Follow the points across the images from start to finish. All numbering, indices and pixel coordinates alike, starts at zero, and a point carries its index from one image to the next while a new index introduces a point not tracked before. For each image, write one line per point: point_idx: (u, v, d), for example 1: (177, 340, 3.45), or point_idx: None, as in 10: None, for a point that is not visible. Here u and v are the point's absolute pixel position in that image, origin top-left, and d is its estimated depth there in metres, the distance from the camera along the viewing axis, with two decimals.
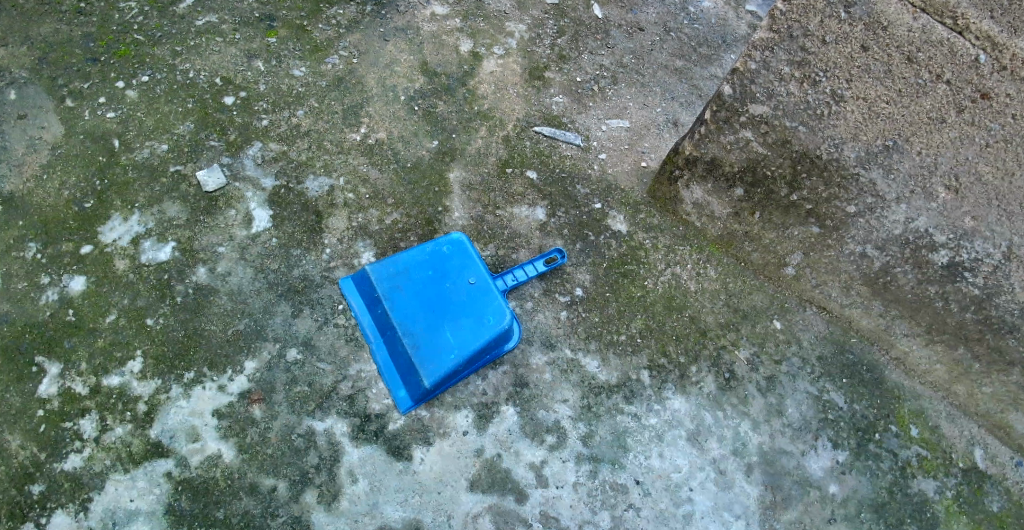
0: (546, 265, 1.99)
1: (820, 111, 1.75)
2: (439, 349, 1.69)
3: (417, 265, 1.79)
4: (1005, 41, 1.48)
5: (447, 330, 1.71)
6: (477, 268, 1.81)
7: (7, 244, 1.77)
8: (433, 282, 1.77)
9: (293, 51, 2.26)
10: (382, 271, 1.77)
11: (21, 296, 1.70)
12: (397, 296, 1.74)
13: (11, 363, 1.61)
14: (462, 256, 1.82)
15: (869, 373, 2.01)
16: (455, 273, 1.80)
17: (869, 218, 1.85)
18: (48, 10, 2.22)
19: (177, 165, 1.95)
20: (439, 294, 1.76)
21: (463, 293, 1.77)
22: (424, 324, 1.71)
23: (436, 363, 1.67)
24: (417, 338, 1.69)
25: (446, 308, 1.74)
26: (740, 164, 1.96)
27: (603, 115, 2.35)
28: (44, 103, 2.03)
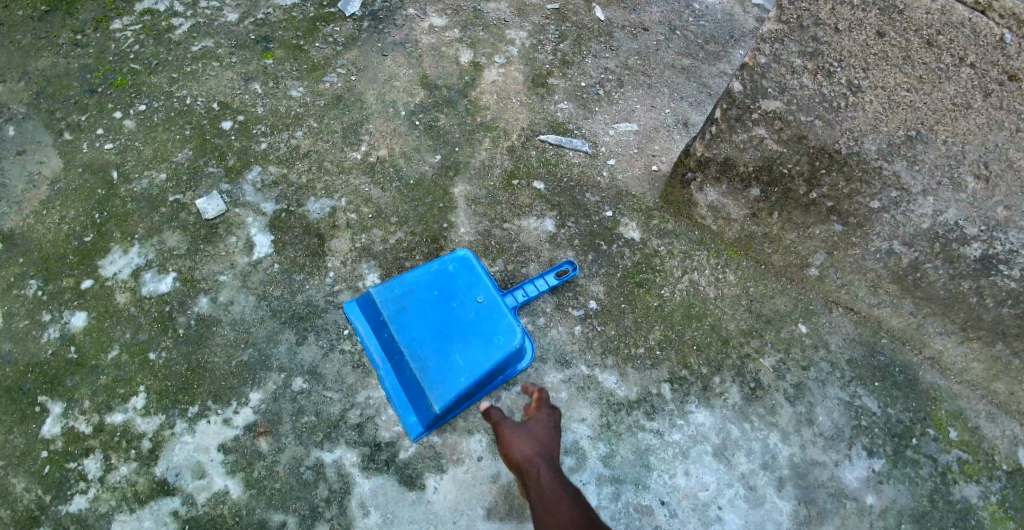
0: (558, 278, 1.93)
1: (837, 104, 1.66)
2: (447, 372, 1.62)
3: (423, 284, 1.73)
4: None
5: (456, 351, 1.65)
6: (485, 285, 1.75)
7: (8, 282, 1.75)
8: (439, 302, 1.71)
9: (290, 72, 2.23)
10: (386, 293, 1.71)
11: (22, 334, 1.67)
12: (403, 317, 1.68)
13: (14, 403, 1.58)
14: (468, 273, 1.76)
15: (902, 375, 1.92)
16: (462, 291, 1.73)
17: (895, 213, 1.76)
18: (45, 44, 2.22)
19: (176, 194, 1.92)
20: (445, 314, 1.70)
21: (471, 312, 1.71)
22: (432, 346, 1.65)
23: (446, 387, 1.60)
24: (424, 361, 1.63)
25: (454, 328, 1.68)
26: (755, 164, 1.88)
27: (610, 120, 2.29)
28: (43, 138, 2.02)
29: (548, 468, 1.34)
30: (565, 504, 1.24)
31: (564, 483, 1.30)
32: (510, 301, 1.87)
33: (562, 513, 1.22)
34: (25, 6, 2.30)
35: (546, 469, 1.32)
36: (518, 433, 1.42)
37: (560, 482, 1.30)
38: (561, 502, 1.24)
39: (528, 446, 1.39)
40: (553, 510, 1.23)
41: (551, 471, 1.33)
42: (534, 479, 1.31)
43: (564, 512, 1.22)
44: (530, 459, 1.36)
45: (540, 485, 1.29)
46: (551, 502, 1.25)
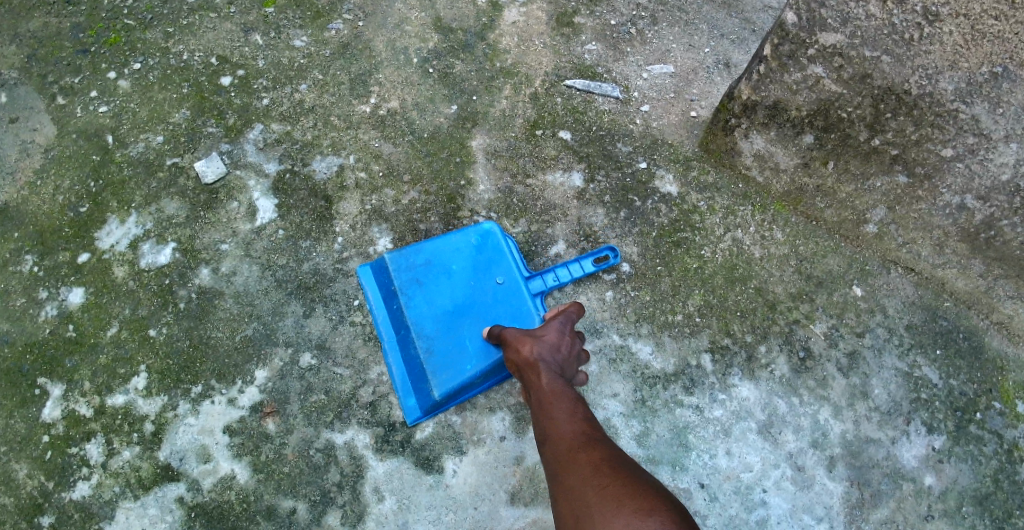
0: (596, 266, 1.74)
1: (909, 36, 1.44)
2: (454, 356, 1.52)
3: (441, 257, 1.62)
4: None
5: (466, 334, 1.54)
6: (508, 265, 1.63)
7: (4, 258, 1.67)
8: (456, 278, 1.61)
9: (292, 20, 2.05)
10: (402, 261, 1.60)
11: (20, 314, 1.60)
12: (416, 290, 1.58)
13: (15, 387, 1.52)
14: (491, 251, 1.64)
15: (966, 341, 1.74)
16: (483, 268, 1.62)
17: (971, 162, 1.54)
18: (36, 3, 2.06)
19: (174, 157, 1.79)
20: (461, 293, 1.59)
21: (488, 292, 1.60)
22: (443, 326, 1.55)
23: (450, 373, 1.50)
24: (432, 342, 1.53)
25: (469, 308, 1.57)
26: (809, 107, 1.67)
27: (643, 61, 2.07)
28: (35, 103, 1.90)
29: (550, 369, 1.35)
30: (565, 411, 1.26)
31: (566, 388, 1.31)
32: (538, 286, 1.62)
33: (565, 421, 1.25)
34: None
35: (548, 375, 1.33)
36: (521, 338, 1.41)
37: (563, 387, 1.31)
38: (560, 409, 1.27)
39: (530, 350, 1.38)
40: (553, 418, 1.26)
41: (552, 372, 1.34)
42: (535, 382, 1.34)
43: (563, 422, 1.24)
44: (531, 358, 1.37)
45: (540, 390, 1.32)
46: (552, 408, 1.28)
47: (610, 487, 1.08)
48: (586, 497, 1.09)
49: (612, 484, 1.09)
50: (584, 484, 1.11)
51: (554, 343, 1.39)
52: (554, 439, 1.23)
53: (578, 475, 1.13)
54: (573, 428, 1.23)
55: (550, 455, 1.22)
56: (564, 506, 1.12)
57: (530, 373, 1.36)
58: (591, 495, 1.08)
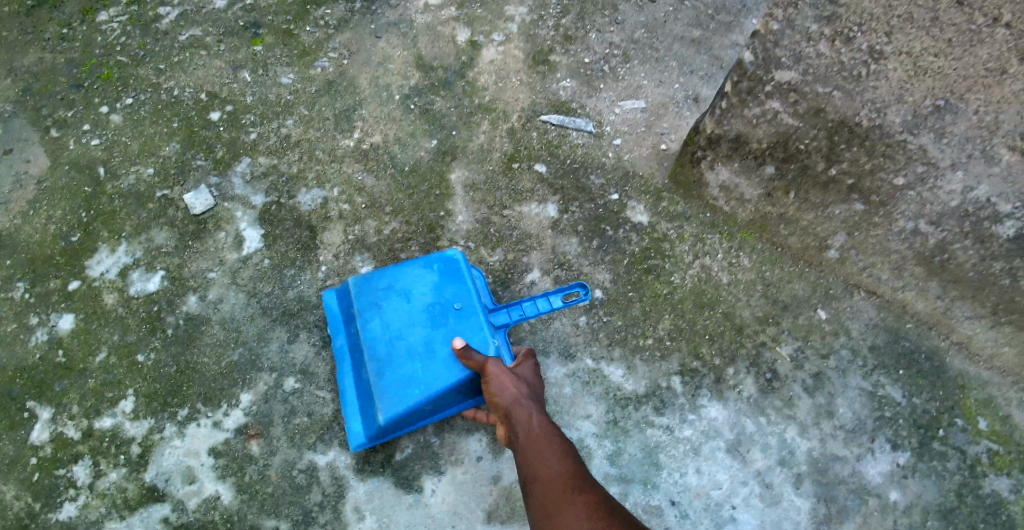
0: (563, 301, 1.76)
1: (857, 72, 1.53)
2: (403, 384, 1.46)
3: (400, 281, 1.55)
4: None
5: (418, 362, 1.47)
6: (469, 291, 1.53)
7: None
8: (415, 303, 1.52)
9: (280, 58, 2.14)
10: (362, 284, 1.56)
11: (11, 339, 1.64)
12: (372, 313, 1.52)
13: (4, 410, 1.56)
14: (454, 275, 1.55)
15: (928, 362, 1.84)
16: (442, 293, 1.53)
17: (921, 190, 1.64)
18: (32, 39, 2.15)
19: (163, 189, 1.86)
20: (416, 317, 1.51)
21: (446, 318, 1.50)
22: (395, 352, 1.48)
23: (395, 399, 1.45)
24: (382, 368, 1.48)
25: (424, 334, 1.49)
26: (769, 140, 1.77)
27: (615, 97, 2.18)
28: (29, 136, 1.97)
29: (537, 409, 1.34)
30: (555, 452, 1.23)
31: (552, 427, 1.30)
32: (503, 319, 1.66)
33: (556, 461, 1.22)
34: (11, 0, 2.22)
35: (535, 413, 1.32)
36: (506, 374, 1.40)
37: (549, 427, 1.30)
38: (547, 447, 1.24)
39: (515, 387, 1.37)
40: (543, 457, 1.23)
41: (540, 411, 1.33)
42: (521, 419, 1.32)
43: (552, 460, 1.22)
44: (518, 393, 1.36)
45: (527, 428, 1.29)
46: (541, 448, 1.25)
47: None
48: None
49: None
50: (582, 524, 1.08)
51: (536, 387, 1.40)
52: (541, 476, 1.20)
53: (574, 516, 1.09)
54: (563, 468, 1.20)
55: (537, 492, 1.17)
56: None
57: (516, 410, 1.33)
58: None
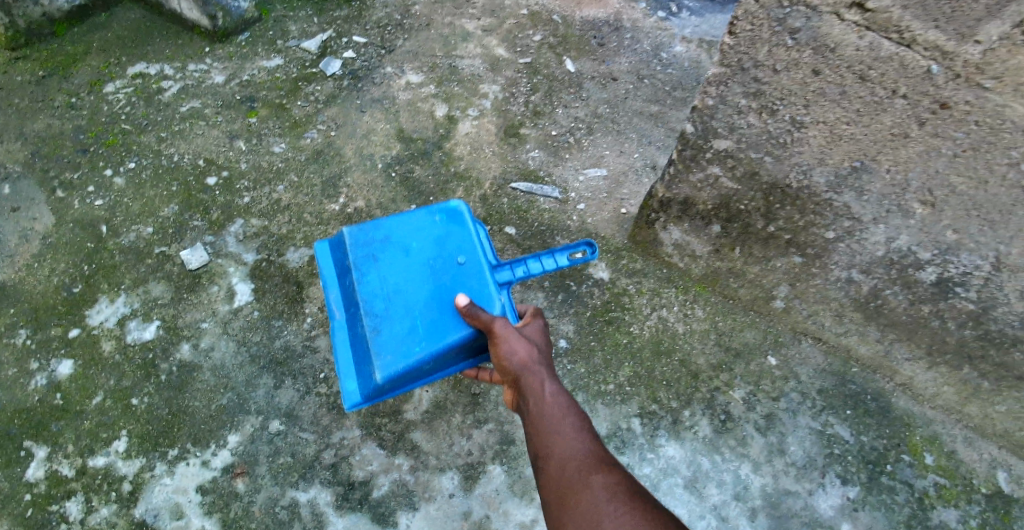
0: (569, 261, 1.59)
1: (783, 139, 1.74)
2: (400, 338, 1.51)
3: (400, 232, 1.60)
4: (954, 49, 1.43)
5: (417, 315, 1.52)
6: (470, 244, 1.59)
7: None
8: (415, 256, 1.58)
9: (273, 129, 2.41)
10: (360, 237, 1.61)
11: (12, 382, 1.75)
12: (369, 267, 1.57)
13: (2, 448, 1.66)
14: (456, 228, 1.60)
15: (874, 402, 2.00)
16: (442, 246, 1.59)
17: (850, 242, 1.83)
18: (43, 106, 2.49)
19: (162, 247, 2.02)
20: (416, 270, 1.56)
21: (449, 272, 1.56)
22: (393, 303, 1.53)
23: (393, 358, 1.49)
24: (379, 322, 1.52)
25: (422, 286, 1.54)
26: (713, 202, 1.97)
27: (580, 166, 2.40)
28: (36, 195, 2.18)
29: (548, 377, 1.33)
30: (570, 428, 1.23)
31: (564, 395, 1.29)
32: (506, 277, 1.58)
33: (569, 434, 1.23)
34: (27, 74, 2.63)
35: (545, 381, 1.31)
36: (513, 335, 1.38)
37: (560, 395, 1.29)
38: (560, 423, 1.24)
39: (524, 350, 1.36)
40: (555, 430, 1.24)
41: (552, 379, 1.32)
42: (532, 386, 1.31)
43: (567, 439, 1.21)
44: (528, 358, 1.36)
45: (539, 398, 1.29)
46: (556, 425, 1.24)
47: (625, 511, 1.08)
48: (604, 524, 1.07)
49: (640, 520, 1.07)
50: (596, 503, 1.10)
51: (542, 346, 1.40)
52: (555, 457, 1.20)
53: (596, 504, 1.10)
54: (579, 448, 1.19)
55: (551, 467, 1.19)
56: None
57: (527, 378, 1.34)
58: (606, 519, 1.07)
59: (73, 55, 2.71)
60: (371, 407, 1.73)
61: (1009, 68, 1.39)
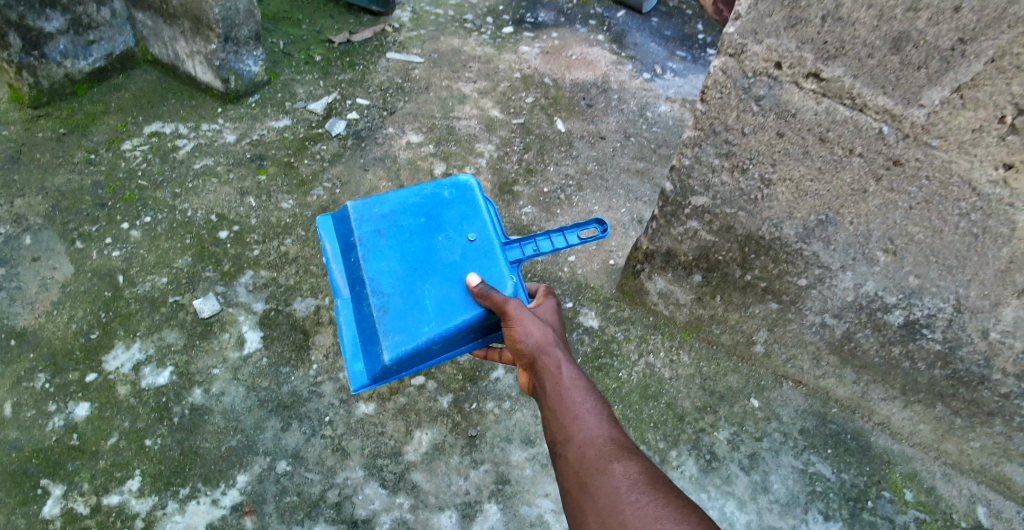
0: (580, 238, 1.79)
1: (754, 196, 1.90)
2: (410, 317, 1.64)
3: (407, 208, 1.78)
4: (901, 112, 1.57)
5: (426, 294, 1.67)
6: (479, 220, 1.78)
7: (18, 375, 1.93)
8: (421, 232, 1.75)
9: (282, 187, 2.57)
10: (366, 218, 1.76)
11: (30, 423, 1.83)
12: (376, 246, 1.72)
13: (18, 487, 1.72)
14: (461, 211, 1.79)
15: (854, 441, 2.09)
16: (450, 222, 1.77)
17: (822, 289, 1.96)
18: (62, 162, 2.64)
19: (175, 296, 2.14)
20: (423, 250, 1.73)
21: (458, 251, 1.73)
22: (401, 280, 1.68)
23: (402, 336, 1.62)
24: (385, 300, 1.66)
25: (430, 262, 1.71)
26: (693, 253, 2.11)
27: (570, 221, 2.56)
28: (56, 246, 2.31)
29: (564, 360, 1.49)
30: (587, 411, 1.39)
31: (579, 378, 1.45)
32: (516, 254, 1.77)
33: (589, 426, 1.36)
34: (47, 131, 2.78)
35: (562, 365, 1.47)
36: (531, 321, 1.54)
37: (577, 378, 1.45)
38: (576, 404, 1.40)
39: (541, 335, 1.52)
40: (576, 421, 1.37)
41: (567, 362, 1.48)
42: (551, 372, 1.47)
43: (582, 420, 1.36)
44: (545, 347, 1.50)
45: (556, 380, 1.45)
46: (572, 406, 1.40)
47: (646, 500, 1.17)
48: (616, 501, 1.19)
49: (647, 495, 1.18)
50: (617, 492, 1.21)
51: (559, 333, 1.56)
52: (573, 435, 1.35)
53: (608, 481, 1.23)
54: (594, 429, 1.35)
55: (572, 457, 1.32)
56: (586, 505, 1.23)
57: (546, 369, 1.48)
58: (619, 493, 1.20)
59: (92, 113, 2.90)
60: (373, 448, 1.85)
61: (952, 128, 1.55)
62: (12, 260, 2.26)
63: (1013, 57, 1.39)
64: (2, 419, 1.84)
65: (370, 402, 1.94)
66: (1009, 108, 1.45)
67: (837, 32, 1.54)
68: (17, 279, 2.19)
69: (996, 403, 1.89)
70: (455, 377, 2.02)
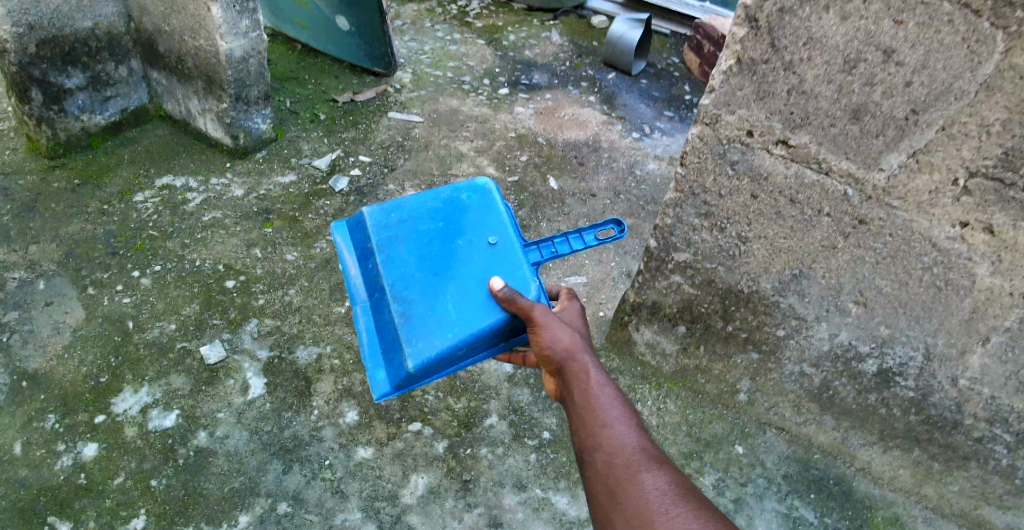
0: (597, 239, 1.82)
1: (733, 252, 2.03)
2: (431, 322, 1.73)
3: (427, 214, 1.87)
4: (863, 176, 1.72)
5: (448, 300, 1.75)
6: (498, 223, 1.84)
7: (28, 415, 2.02)
8: (442, 237, 1.84)
9: (287, 239, 2.70)
10: (384, 227, 1.87)
11: (39, 462, 1.91)
12: (395, 255, 1.83)
13: (26, 524, 1.79)
14: (481, 213, 1.86)
15: (837, 486, 2.16)
16: (469, 225, 1.85)
17: (799, 338, 2.07)
18: (77, 212, 2.76)
19: (183, 342, 2.25)
20: (443, 256, 1.81)
21: (480, 255, 1.79)
22: (422, 287, 1.78)
23: (422, 345, 1.72)
24: (406, 309, 1.76)
25: (451, 269, 1.79)
26: (677, 305, 2.23)
27: (561, 274, 2.69)
28: (69, 291, 2.41)
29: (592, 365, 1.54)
30: (614, 416, 1.43)
31: (606, 383, 1.50)
32: (535, 257, 1.81)
33: (618, 433, 1.40)
34: (63, 182, 2.92)
35: (590, 370, 1.52)
36: (560, 326, 1.59)
37: (603, 382, 1.50)
38: (604, 410, 1.44)
39: (569, 340, 1.57)
40: (605, 427, 1.41)
41: (595, 368, 1.53)
42: (579, 377, 1.52)
43: (610, 425, 1.41)
44: (572, 351, 1.55)
45: (584, 385, 1.50)
46: (600, 411, 1.45)
47: (677, 512, 1.22)
48: (646, 509, 1.24)
49: (677, 505, 1.24)
50: (647, 502, 1.26)
51: (585, 338, 1.61)
52: (600, 440, 1.40)
53: (637, 489, 1.28)
54: (623, 434, 1.40)
55: (601, 463, 1.36)
56: (614, 511, 1.28)
57: (573, 373, 1.53)
58: (650, 502, 1.25)
59: (106, 165, 3.04)
60: (371, 491, 1.92)
61: (910, 190, 1.69)
62: (25, 304, 2.36)
63: (961, 125, 1.54)
64: (13, 457, 1.92)
65: (368, 446, 2.02)
66: (960, 172, 1.60)
67: (801, 104, 1.70)
68: (31, 323, 2.29)
69: (970, 448, 1.97)
70: (450, 423, 2.10)
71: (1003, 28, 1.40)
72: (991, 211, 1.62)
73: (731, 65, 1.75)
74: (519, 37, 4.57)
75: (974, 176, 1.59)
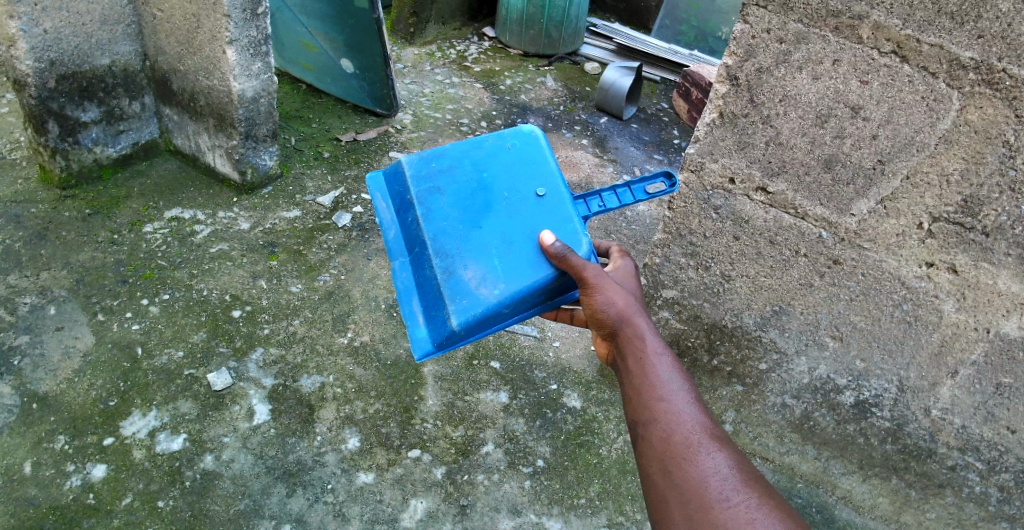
0: (646, 194, 1.91)
1: (716, 288, 2.15)
2: (477, 277, 1.84)
3: (469, 164, 1.95)
4: (836, 220, 1.87)
5: (494, 256, 1.85)
6: (546, 174, 1.93)
7: (39, 436, 2.10)
8: (484, 188, 1.92)
9: (291, 272, 2.81)
10: (424, 179, 1.95)
11: (48, 482, 1.99)
12: (436, 208, 1.92)
13: None
14: (527, 164, 1.94)
15: (819, 513, 2.28)
16: (515, 174, 1.93)
17: (780, 372, 2.19)
18: (87, 240, 2.87)
19: (191, 369, 2.34)
20: (487, 207, 1.90)
21: (526, 208, 1.89)
22: (466, 241, 1.87)
23: (467, 303, 1.82)
24: (448, 266, 1.86)
25: (497, 222, 1.88)
26: (665, 339, 2.34)
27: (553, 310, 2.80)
28: (79, 317, 2.50)
29: (648, 333, 1.64)
30: (672, 390, 1.53)
31: (663, 354, 1.60)
32: (583, 211, 1.94)
33: (677, 408, 1.49)
34: (74, 211, 3.02)
35: (646, 341, 1.62)
36: (616, 292, 1.68)
37: (659, 354, 1.60)
38: (662, 384, 1.54)
39: (626, 306, 1.67)
40: (664, 402, 1.51)
41: (650, 336, 1.63)
42: (637, 348, 1.62)
43: (668, 400, 1.51)
44: (626, 316, 1.66)
45: (640, 356, 1.60)
46: (659, 384, 1.54)
47: (738, 500, 1.32)
48: (704, 495, 1.34)
49: (736, 490, 1.33)
50: (706, 485, 1.36)
51: (639, 306, 1.70)
52: (656, 414, 1.50)
53: (694, 470, 1.38)
54: (681, 408, 1.49)
55: (658, 440, 1.46)
56: (670, 491, 1.39)
57: (628, 341, 1.64)
58: (709, 486, 1.35)
59: (116, 197, 3.16)
60: (371, 514, 1.99)
61: (880, 233, 1.83)
62: (36, 329, 2.44)
63: (924, 174, 1.69)
64: (23, 477, 1.99)
65: (369, 471, 2.10)
66: (924, 217, 1.74)
67: (778, 154, 1.86)
68: (40, 346, 2.38)
69: (945, 475, 2.08)
70: (448, 451, 2.18)
71: (958, 88, 1.57)
72: (953, 252, 1.75)
73: (714, 118, 1.91)
74: (515, 82, 4.79)
75: (937, 220, 1.73)
